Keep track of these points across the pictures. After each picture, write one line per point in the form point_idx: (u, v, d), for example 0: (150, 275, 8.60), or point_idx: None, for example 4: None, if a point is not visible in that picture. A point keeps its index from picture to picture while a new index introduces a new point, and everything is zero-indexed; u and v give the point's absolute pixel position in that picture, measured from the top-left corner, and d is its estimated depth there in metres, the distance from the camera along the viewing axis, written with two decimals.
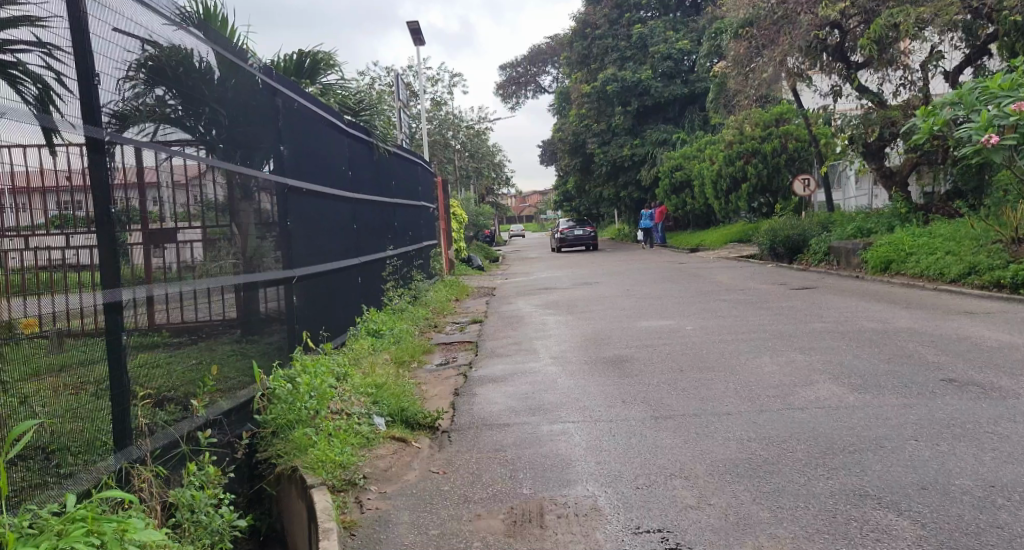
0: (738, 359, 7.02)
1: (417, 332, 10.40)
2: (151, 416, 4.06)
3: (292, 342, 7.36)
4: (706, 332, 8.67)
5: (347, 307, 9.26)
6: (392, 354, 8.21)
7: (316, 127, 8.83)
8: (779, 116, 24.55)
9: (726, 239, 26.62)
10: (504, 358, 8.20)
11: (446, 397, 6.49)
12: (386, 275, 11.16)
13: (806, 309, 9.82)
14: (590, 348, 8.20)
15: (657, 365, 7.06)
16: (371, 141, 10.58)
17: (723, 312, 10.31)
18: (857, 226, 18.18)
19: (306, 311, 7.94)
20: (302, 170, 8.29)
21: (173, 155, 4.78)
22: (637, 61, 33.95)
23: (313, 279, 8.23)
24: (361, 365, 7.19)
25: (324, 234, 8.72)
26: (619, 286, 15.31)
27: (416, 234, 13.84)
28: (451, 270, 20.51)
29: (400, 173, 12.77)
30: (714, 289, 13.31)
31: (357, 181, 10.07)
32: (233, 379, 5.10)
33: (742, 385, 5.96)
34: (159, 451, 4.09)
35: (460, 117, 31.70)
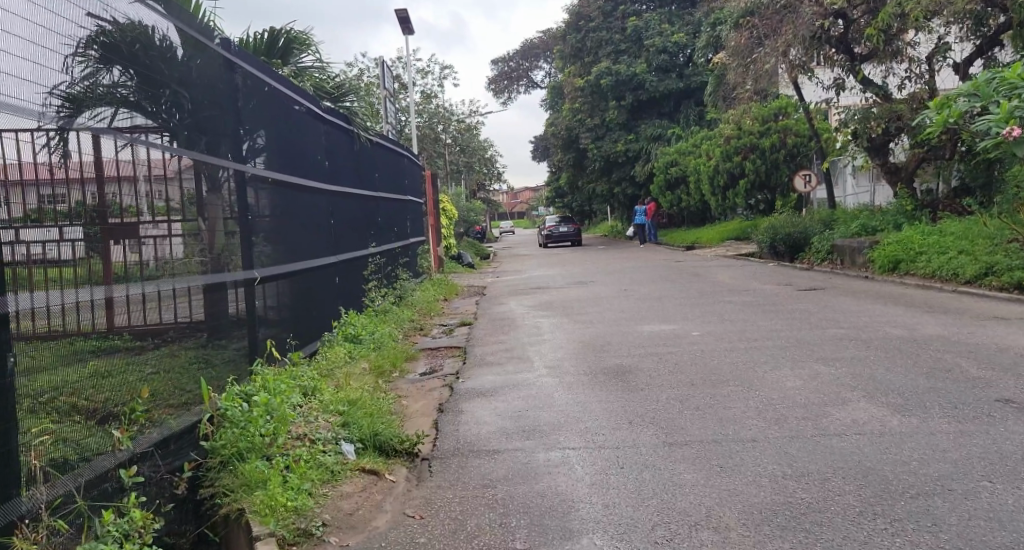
0: (755, 371, 6.30)
1: (400, 335, 9.66)
2: (89, 433, 3.55)
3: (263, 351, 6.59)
4: (715, 339, 7.95)
5: (325, 310, 8.55)
6: (371, 362, 7.48)
7: (293, 115, 8.16)
8: (779, 110, 23.91)
9: (723, 237, 25.94)
10: (495, 367, 7.48)
11: (428, 415, 5.77)
12: (368, 274, 10.40)
13: (819, 313, 9.11)
14: (590, 357, 7.48)
15: (664, 378, 6.34)
16: (352, 132, 9.91)
17: (730, 315, 9.60)
18: (862, 224, 17.51)
19: (279, 315, 7.20)
20: (277, 161, 7.62)
21: (138, 141, 4.40)
22: (632, 54, 33.21)
23: (287, 279, 7.50)
24: (335, 378, 6.46)
25: (300, 230, 8.01)
26: (615, 286, 14.57)
27: (402, 231, 13.12)
28: (440, 268, 19.81)
29: (384, 166, 12.04)
30: (716, 290, 12.59)
31: (338, 172, 9.37)
32: (180, 395, 4.36)
33: (765, 402, 5.25)
34: (59, 502, 3.32)
35: (451, 110, 30.95)
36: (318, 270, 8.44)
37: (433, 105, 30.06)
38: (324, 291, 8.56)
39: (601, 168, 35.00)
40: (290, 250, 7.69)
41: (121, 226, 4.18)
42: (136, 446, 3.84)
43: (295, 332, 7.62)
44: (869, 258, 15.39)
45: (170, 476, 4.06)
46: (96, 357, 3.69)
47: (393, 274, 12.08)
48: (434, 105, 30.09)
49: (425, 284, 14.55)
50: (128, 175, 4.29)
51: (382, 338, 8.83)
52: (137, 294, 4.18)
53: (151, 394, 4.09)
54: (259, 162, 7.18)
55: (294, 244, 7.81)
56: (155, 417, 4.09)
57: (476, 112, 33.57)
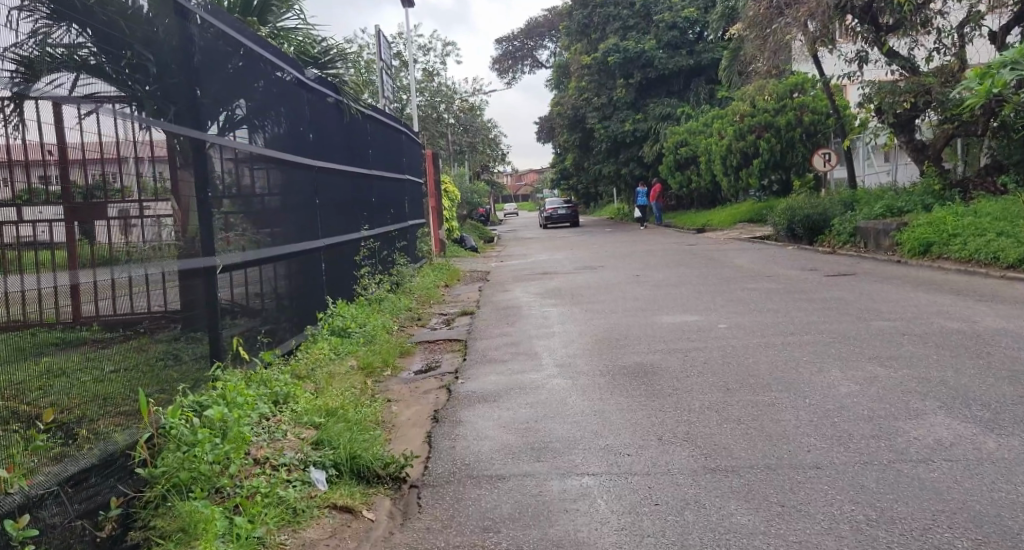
0: (799, 372, 5.46)
1: (395, 327, 8.80)
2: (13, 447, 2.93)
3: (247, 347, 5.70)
4: (745, 332, 7.11)
5: (314, 297, 7.73)
6: (360, 360, 6.66)
7: (275, 85, 7.31)
8: (794, 86, 22.97)
9: (735, 220, 25.03)
10: (499, 364, 6.68)
11: (421, 427, 4.94)
12: (361, 259, 9.52)
13: (857, 303, 8.25)
14: (606, 353, 6.65)
15: (693, 380, 5.50)
16: (342, 104, 9.05)
17: (756, 305, 8.74)
18: (887, 205, 16.44)
19: (258, 307, 6.33)
20: (257, 134, 6.80)
21: (101, 110, 3.98)
22: (640, 30, 32.27)
23: (268, 266, 6.64)
24: (317, 383, 5.63)
25: (282, 211, 7.13)
26: (626, 271, 13.71)
27: (398, 213, 12.31)
28: (441, 251, 18.98)
29: (377, 142, 11.14)
30: (736, 277, 11.74)
31: (325, 147, 8.49)
32: (109, 415, 3.50)
33: (819, 414, 4.43)
34: None
35: (454, 89, 30.03)
36: (306, 254, 7.63)
37: (435, 83, 29.12)
38: (313, 278, 7.77)
39: (608, 148, 34.06)
40: (273, 232, 6.88)
41: (86, 206, 3.80)
42: (32, 487, 2.97)
43: (279, 324, 6.81)
44: (898, 242, 14.52)
45: (87, 520, 3.21)
46: (60, 351, 3.34)
47: (389, 259, 11.24)
48: (437, 83, 29.21)
49: (425, 269, 13.70)
50: (95, 157, 3.91)
51: (375, 329, 8.01)
52: (106, 281, 3.86)
53: (77, 402, 3.33)
54: (236, 134, 6.37)
55: (277, 225, 6.99)
56: (94, 429, 3.39)
57: (479, 92, 32.66)
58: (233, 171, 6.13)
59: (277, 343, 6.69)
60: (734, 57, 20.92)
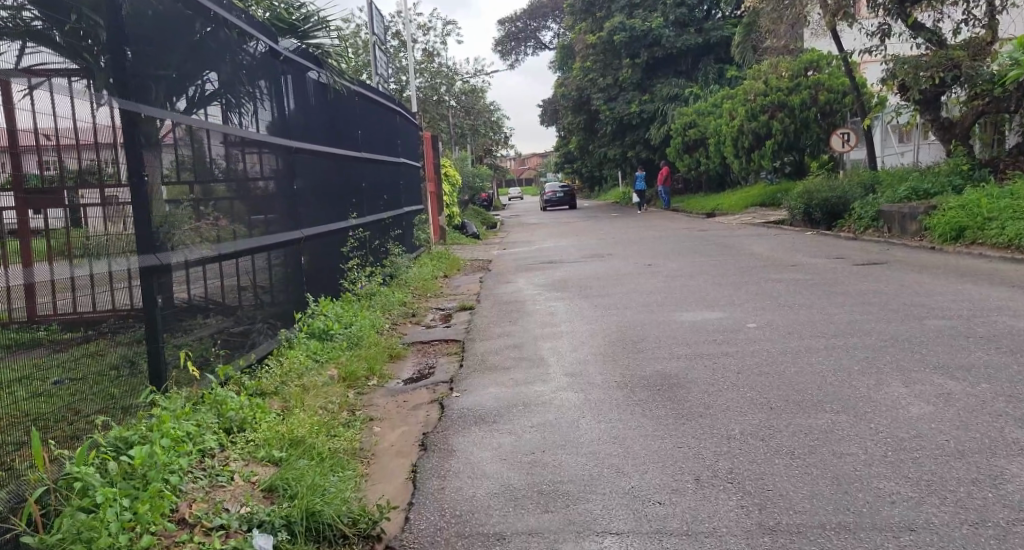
0: (854, 385, 4.64)
1: (386, 326, 7.97)
2: None
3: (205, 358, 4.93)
4: (780, 333, 6.28)
5: (292, 293, 6.94)
6: (341, 370, 5.84)
7: (255, 58, 6.62)
8: (810, 64, 22.14)
9: (747, 205, 24.17)
10: (499, 373, 5.87)
11: (405, 458, 4.12)
12: (349, 249, 8.70)
13: (900, 297, 7.41)
14: (622, 360, 5.83)
15: (727, 396, 4.68)
16: (325, 81, 8.32)
17: (785, 299, 7.91)
18: (911, 187, 15.55)
19: (218, 307, 5.55)
20: (231, 111, 6.13)
21: (54, 85, 3.69)
22: (647, 8, 31.32)
23: (235, 260, 5.88)
24: (285, 401, 4.81)
25: (256, 197, 6.36)
26: (637, 260, 12.86)
27: (393, 198, 11.50)
28: (441, 238, 18.17)
29: (369, 122, 10.36)
30: (756, 266, 10.90)
31: (307, 127, 7.73)
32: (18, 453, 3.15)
33: (892, 445, 3.60)
34: None
35: (455, 70, 29.13)
36: (285, 245, 6.86)
37: (435, 64, 28.19)
38: (293, 270, 6.98)
39: (614, 130, 33.14)
40: (240, 224, 6.09)
41: (43, 194, 3.60)
42: None
43: (248, 327, 6.04)
44: (925, 227, 13.70)
45: None
46: (8, 356, 3.22)
47: (382, 249, 10.44)
48: (438, 64, 28.34)
49: (422, 259, 12.88)
50: (51, 143, 3.66)
51: (363, 328, 7.19)
52: (65, 276, 3.70)
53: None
54: (201, 112, 5.70)
55: (248, 213, 6.22)
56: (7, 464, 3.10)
57: (481, 73, 31.71)
58: (189, 153, 5.41)
59: (244, 350, 5.89)
60: (749, 32, 20.36)
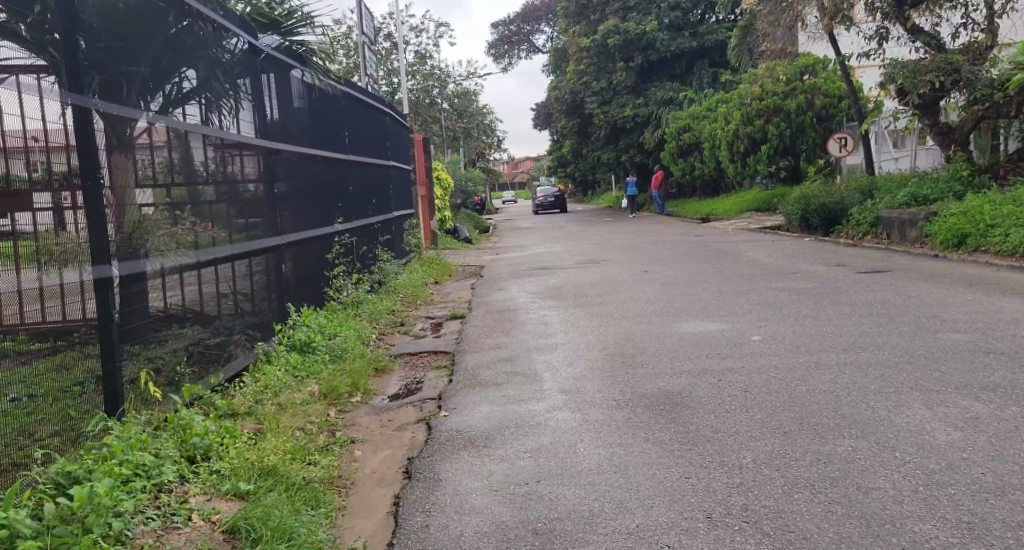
0: (872, 406, 4.31)
1: (373, 337, 7.62)
2: None
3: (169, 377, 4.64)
4: (786, 346, 5.94)
5: (273, 302, 6.60)
6: (322, 385, 5.49)
7: (235, 55, 6.30)
8: (806, 68, 21.92)
9: (742, 210, 23.89)
10: (490, 390, 5.52)
11: (387, 488, 3.76)
12: (335, 255, 8.36)
13: (909, 309, 7.09)
14: (620, 376, 5.50)
15: (735, 417, 4.36)
16: (309, 80, 7.99)
17: (790, 310, 7.59)
18: (911, 193, 15.27)
19: (191, 319, 5.24)
20: (209, 110, 5.82)
21: (21, 86, 3.58)
22: (641, 11, 31.06)
23: (209, 268, 5.55)
24: (258, 421, 4.47)
25: (234, 202, 6.03)
26: (633, 267, 12.53)
27: (382, 202, 11.17)
28: (432, 242, 17.83)
29: (357, 124, 10.03)
30: (756, 274, 10.59)
31: (290, 127, 7.40)
32: None
33: (922, 480, 3.28)
34: None
35: (447, 73, 28.79)
36: (265, 251, 6.51)
37: (427, 67, 27.84)
38: (273, 278, 6.63)
39: (608, 134, 32.86)
40: (217, 229, 5.75)
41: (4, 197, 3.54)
42: None
43: (225, 338, 5.71)
44: (926, 233, 13.42)
45: None
46: None
47: (370, 255, 10.09)
48: (430, 66, 27.99)
49: (412, 265, 12.53)
50: (19, 145, 3.56)
51: (348, 339, 6.84)
52: (33, 283, 3.62)
53: None
54: (176, 111, 5.39)
55: (226, 217, 5.88)
56: None
57: (474, 76, 31.39)
58: (161, 158, 5.12)
59: (219, 363, 5.55)
60: (745, 35, 20.35)
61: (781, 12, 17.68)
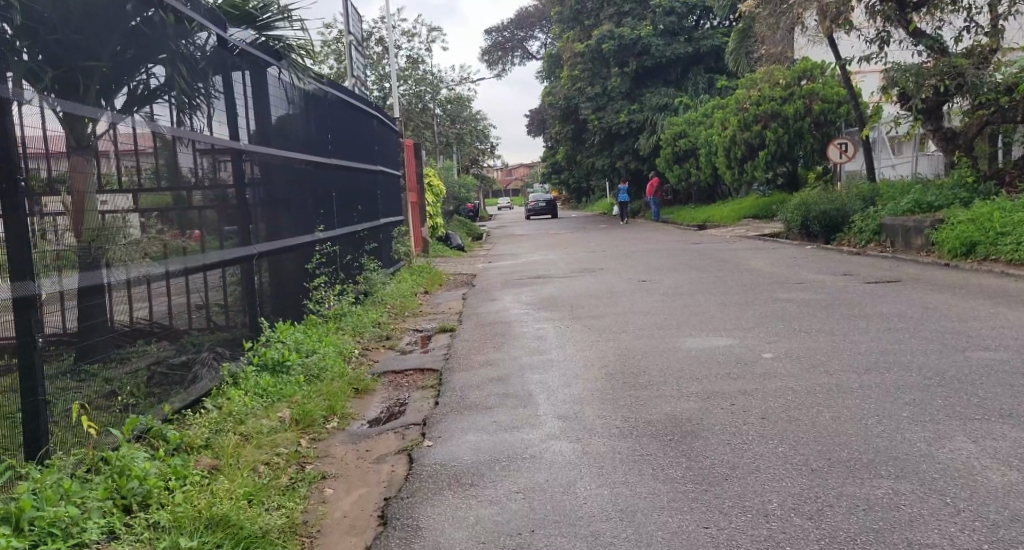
0: (906, 436, 3.84)
1: (356, 353, 7.11)
2: None
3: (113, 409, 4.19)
4: (802, 365, 5.46)
5: (246, 315, 6.09)
6: (294, 409, 5.00)
7: (206, 51, 5.79)
8: (804, 72, 21.48)
9: (740, 217, 23.47)
10: (480, 415, 5.03)
11: (359, 538, 3.29)
12: (317, 264, 7.85)
13: (928, 322, 6.63)
14: (621, 400, 5.01)
15: (754, 451, 3.87)
16: (287, 79, 7.49)
17: (800, 323, 7.13)
18: (915, 200, 14.84)
19: (150, 340, 4.75)
20: (178, 108, 5.34)
21: None
22: (636, 16, 30.67)
23: (172, 283, 5.05)
24: (216, 453, 3.98)
25: (202, 210, 5.53)
26: (630, 276, 12.06)
27: (369, 208, 10.68)
28: (422, 250, 17.34)
29: (341, 126, 9.54)
30: (760, 284, 10.13)
31: (266, 128, 6.90)
32: None
33: (985, 537, 2.85)
34: None
35: (440, 78, 28.34)
36: (238, 259, 6.01)
37: (419, 71, 27.37)
38: (247, 288, 6.13)
39: (602, 140, 32.41)
40: (184, 239, 5.24)
41: None
42: None
43: (191, 358, 5.22)
44: (932, 241, 12.98)
45: None
46: None
47: (355, 265, 9.59)
48: (422, 71, 27.53)
49: (401, 274, 12.05)
50: None
51: (327, 357, 6.34)
52: None
53: None
54: (140, 110, 4.91)
55: (193, 225, 5.37)
56: None
57: (467, 81, 30.93)
58: (122, 162, 4.66)
59: (178, 385, 5.02)
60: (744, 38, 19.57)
61: (780, 13, 17.28)
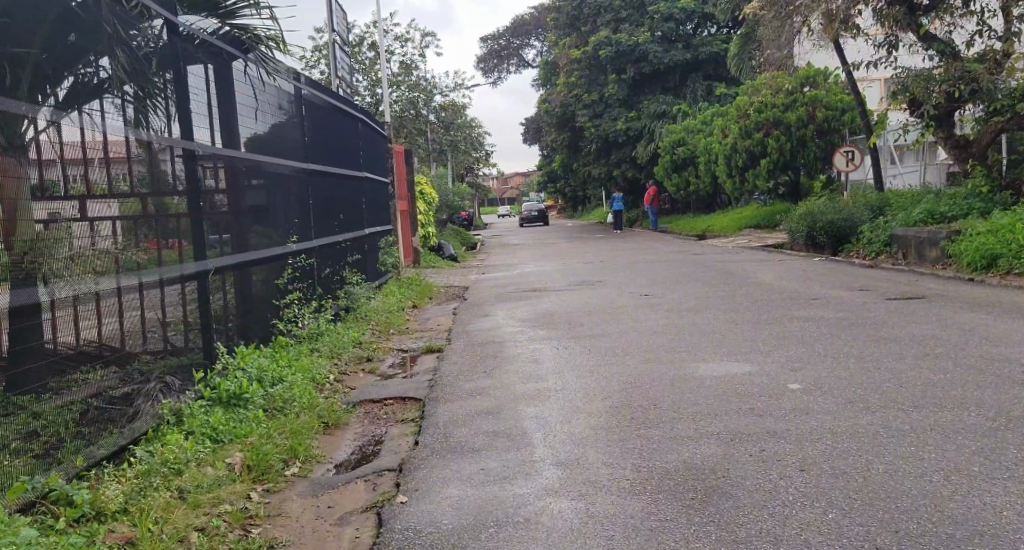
0: (985, 505, 3.14)
1: (330, 381, 6.38)
2: None
3: (25, 451, 3.66)
4: (837, 399, 4.73)
5: (203, 339, 5.35)
6: (248, 453, 4.28)
7: (159, 42, 5.10)
8: (806, 80, 20.85)
9: (740, 227, 22.84)
10: (466, 461, 4.29)
11: None
12: (290, 280, 7.12)
13: (969, 346, 5.95)
14: (631, 444, 4.32)
15: (798, 521, 3.16)
16: (259, 75, 6.77)
17: (824, 346, 6.44)
18: (927, 209, 14.17)
19: (88, 368, 4.13)
20: (131, 102, 4.71)
21: None
22: (633, 22, 30.08)
23: (113, 304, 4.36)
24: (134, 520, 3.37)
25: (152, 221, 4.82)
26: (632, 290, 11.37)
27: (353, 217, 9.98)
28: (413, 261, 16.64)
29: (323, 130, 8.83)
30: (772, 299, 9.45)
31: (230, 130, 6.17)
32: None
33: None
34: None
35: (434, 84, 27.64)
36: (196, 275, 5.29)
37: (413, 78, 26.65)
38: (206, 307, 5.39)
39: (599, 148, 31.76)
40: (128, 253, 4.54)
41: None
42: None
43: (136, 390, 4.52)
44: (949, 253, 12.30)
45: None
46: None
47: (336, 278, 8.87)
48: (415, 77, 26.83)
49: (388, 288, 11.33)
50: None
51: (295, 386, 5.60)
52: None
53: None
54: (75, 110, 4.22)
55: (139, 237, 4.65)
56: None
57: (461, 87, 30.22)
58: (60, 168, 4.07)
59: (107, 429, 4.26)
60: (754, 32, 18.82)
61: (785, 16, 16.64)
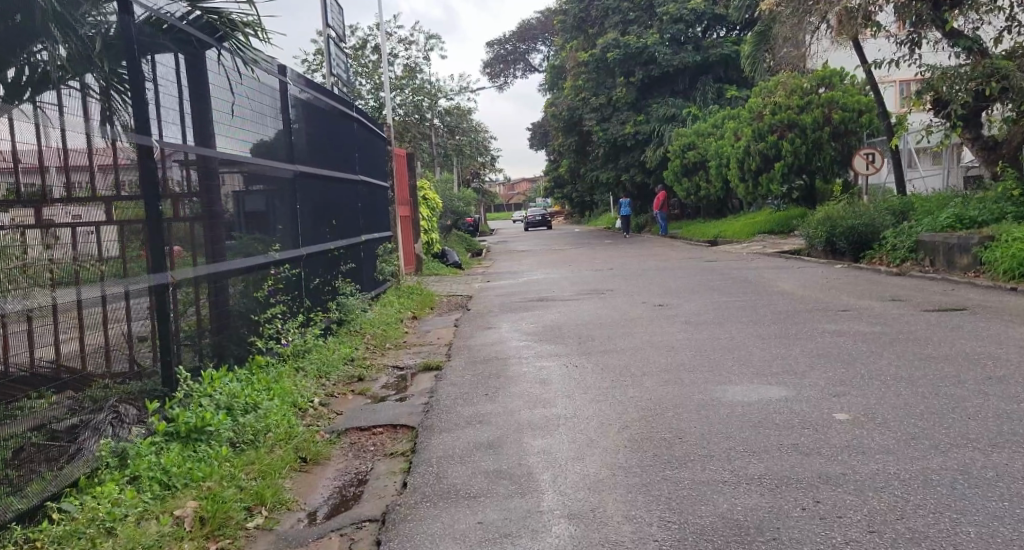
0: None
1: (314, 405, 5.72)
2: None
3: None
4: (897, 434, 4.06)
5: (167, 362, 4.68)
6: (204, 503, 3.64)
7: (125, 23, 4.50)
8: (822, 80, 20.13)
9: (752, 232, 22.16)
10: (461, 512, 3.61)
11: None
12: (272, 293, 6.46)
13: None
14: (659, 491, 3.63)
15: None
16: (240, 66, 6.13)
17: (867, 366, 5.75)
18: (955, 214, 13.39)
19: (35, 393, 3.56)
20: (97, 92, 4.20)
21: None
22: (642, 24, 29.43)
23: (73, 316, 3.81)
24: None
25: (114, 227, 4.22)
26: (645, 299, 10.69)
27: (348, 222, 9.34)
28: (414, 269, 16.02)
29: (315, 129, 8.19)
30: (799, 311, 8.76)
31: (205, 127, 5.53)
32: None
33: None
34: None
35: (438, 87, 27.01)
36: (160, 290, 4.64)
37: (417, 81, 25.98)
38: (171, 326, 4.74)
39: (607, 153, 31.09)
40: (90, 261, 3.97)
41: None
42: None
43: (88, 422, 3.90)
44: (982, 260, 11.58)
45: None
46: None
47: (327, 289, 8.21)
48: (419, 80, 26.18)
49: (386, 298, 10.67)
50: None
51: (270, 414, 4.92)
52: None
53: None
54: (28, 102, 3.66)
55: (99, 245, 4.06)
56: None
57: (466, 91, 29.57)
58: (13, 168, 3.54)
59: (32, 477, 3.52)
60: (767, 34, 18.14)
61: (803, 13, 15.95)
